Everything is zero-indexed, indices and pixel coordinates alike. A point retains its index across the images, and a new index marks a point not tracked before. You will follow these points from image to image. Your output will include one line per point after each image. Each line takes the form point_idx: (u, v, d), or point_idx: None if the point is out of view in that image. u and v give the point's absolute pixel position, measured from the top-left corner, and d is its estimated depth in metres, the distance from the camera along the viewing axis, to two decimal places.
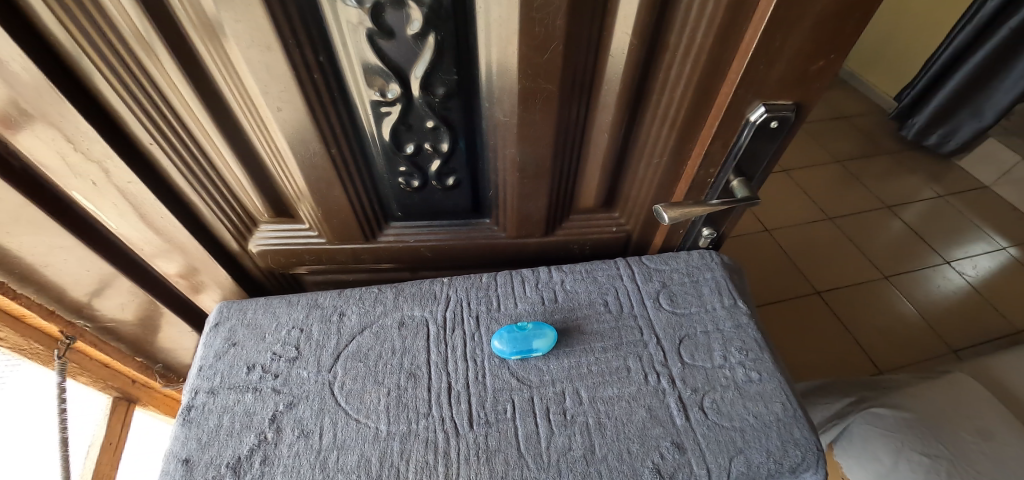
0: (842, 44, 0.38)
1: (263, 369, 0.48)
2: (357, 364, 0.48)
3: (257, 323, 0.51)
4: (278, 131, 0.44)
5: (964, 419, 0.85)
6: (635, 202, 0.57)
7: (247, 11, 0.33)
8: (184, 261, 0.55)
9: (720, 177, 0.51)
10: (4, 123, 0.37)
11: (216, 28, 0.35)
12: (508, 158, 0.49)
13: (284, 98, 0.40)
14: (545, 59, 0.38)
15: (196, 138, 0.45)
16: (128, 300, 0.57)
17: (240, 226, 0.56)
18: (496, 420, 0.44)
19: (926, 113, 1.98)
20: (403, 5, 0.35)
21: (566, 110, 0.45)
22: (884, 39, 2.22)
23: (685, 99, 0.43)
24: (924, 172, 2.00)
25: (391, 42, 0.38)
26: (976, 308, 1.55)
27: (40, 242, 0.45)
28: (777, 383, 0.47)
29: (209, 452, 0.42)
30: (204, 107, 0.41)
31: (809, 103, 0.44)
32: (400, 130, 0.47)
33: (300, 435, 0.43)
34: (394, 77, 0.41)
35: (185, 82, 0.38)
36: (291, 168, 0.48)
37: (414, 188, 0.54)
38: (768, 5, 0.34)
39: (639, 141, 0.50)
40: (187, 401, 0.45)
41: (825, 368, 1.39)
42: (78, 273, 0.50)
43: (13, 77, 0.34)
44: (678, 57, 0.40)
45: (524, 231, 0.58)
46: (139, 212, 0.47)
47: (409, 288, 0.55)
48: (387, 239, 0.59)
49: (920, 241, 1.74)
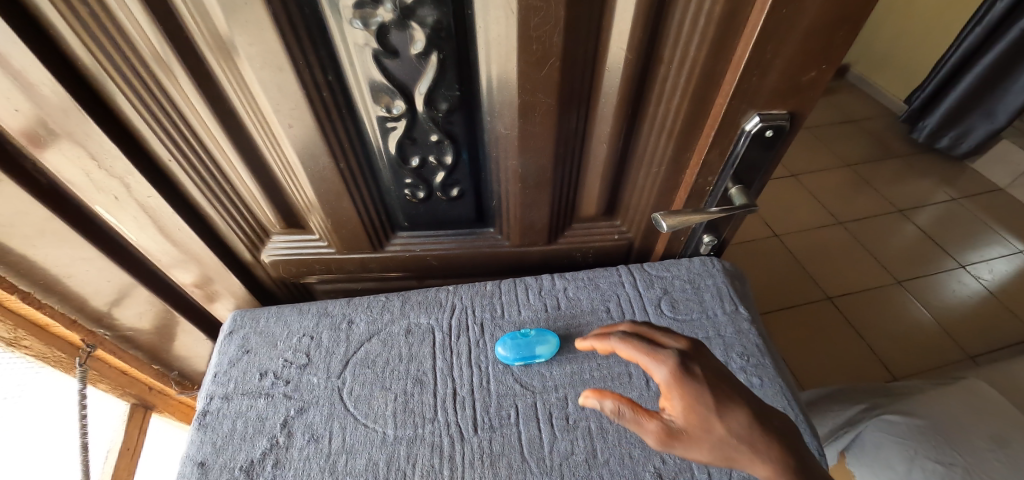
0: (832, 55, 0.39)
1: (275, 376, 0.49)
2: (365, 370, 0.50)
3: (270, 331, 0.53)
4: (288, 145, 0.45)
5: (978, 427, 0.83)
6: (636, 209, 0.58)
7: (260, 33, 0.35)
8: (199, 272, 0.57)
9: (719, 185, 0.52)
10: (33, 141, 0.39)
11: (230, 48, 0.37)
12: (510, 169, 0.50)
13: (295, 114, 0.42)
14: (544, 74, 0.40)
15: (212, 154, 0.47)
16: (146, 309, 0.60)
17: (253, 236, 0.58)
18: (501, 424, 0.45)
19: (936, 116, 1.96)
20: (406, 26, 0.37)
21: (565, 121, 0.46)
22: (891, 41, 2.22)
23: (681, 110, 0.44)
24: (936, 176, 1.97)
25: (396, 61, 0.40)
26: (992, 313, 1.52)
27: (65, 254, 0.48)
28: (778, 388, 0.47)
29: (223, 456, 0.43)
30: (219, 125, 0.43)
31: (804, 111, 0.45)
32: (405, 144, 0.49)
33: (310, 439, 0.44)
34: (399, 94, 0.43)
35: (202, 100, 0.41)
36: (302, 181, 0.50)
37: (420, 198, 0.55)
38: (758, 20, 0.36)
39: (638, 151, 0.51)
40: (203, 406, 0.47)
41: (837, 374, 1.37)
42: (99, 283, 0.53)
43: (42, 98, 0.36)
44: (672, 71, 0.42)
45: (528, 239, 0.59)
46: (157, 224, 0.50)
47: (415, 295, 0.57)
48: (393, 248, 0.61)
49: (933, 245, 1.72)
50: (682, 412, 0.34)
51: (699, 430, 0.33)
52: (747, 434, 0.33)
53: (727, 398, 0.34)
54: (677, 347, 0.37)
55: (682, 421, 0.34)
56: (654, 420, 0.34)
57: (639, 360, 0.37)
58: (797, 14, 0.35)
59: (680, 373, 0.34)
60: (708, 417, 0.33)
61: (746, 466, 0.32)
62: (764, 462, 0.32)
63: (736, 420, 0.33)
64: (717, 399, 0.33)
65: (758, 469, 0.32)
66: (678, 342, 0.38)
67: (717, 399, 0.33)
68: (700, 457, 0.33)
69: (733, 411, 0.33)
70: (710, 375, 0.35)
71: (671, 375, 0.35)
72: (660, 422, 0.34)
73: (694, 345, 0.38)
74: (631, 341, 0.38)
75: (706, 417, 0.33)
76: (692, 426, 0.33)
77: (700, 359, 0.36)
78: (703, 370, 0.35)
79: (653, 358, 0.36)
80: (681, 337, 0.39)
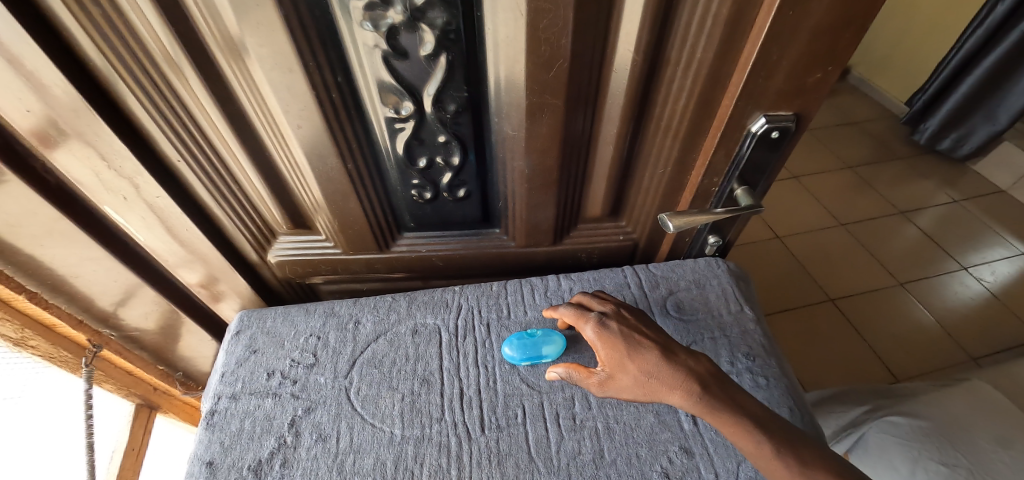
0: (838, 56, 0.39)
1: (282, 375, 0.49)
2: (372, 370, 0.50)
3: (277, 331, 0.53)
4: (296, 146, 0.46)
5: (982, 428, 0.83)
6: (641, 210, 0.58)
7: (271, 34, 0.35)
8: (205, 272, 0.57)
9: (724, 186, 0.52)
10: (43, 141, 0.40)
11: (240, 49, 0.37)
12: (516, 170, 0.50)
13: (304, 115, 0.42)
14: (551, 75, 0.40)
15: (220, 154, 0.47)
16: (152, 309, 0.60)
17: (259, 236, 0.58)
18: (508, 424, 0.45)
19: (938, 118, 1.96)
20: (416, 28, 0.38)
21: (572, 122, 0.46)
22: (893, 43, 2.22)
23: (687, 111, 0.45)
24: (938, 178, 1.97)
25: (405, 62, 0.40)
26: (995, 315, 1.52)
27: (74, 253, 0.48)
28: (784, 388, 0.47)
29: (231, 455, 0.44)
30: (229, 125, 0.44)
31: (810, 113, 0.45)
32: (413, 144, 0.49)
33: (318, 439, 0.44)
34: (407, 94, 0.43)
35: (212, 101, 0.41)
36: (309, 181, 0.50)
37: (426, 199, 0.56)
38: (764, 22, 0.36)
39: (644, 152, 0.51)
40: (211, 406, 0.47)
41: (840, 376, 1.37)
42: (106, 283, 0.53)
43: (53, 98, 0.36)
44: (679, 73, 0.42)
45: (533, 240, 0.60)
46: (164, 224, 0.50)
47: (421, 296, 0.57)
48: (399, 249, 0.61)
49: (935, 247, 1.72)
50: (607, 361, 0.43)
51: (619, 372, 0.42)
52: (655, 370, 0.41)
53: (637, 344, 0.43)
54: (604, 310, 0.47)
55: (607, 367, 0.43)
56: (593, 374, 0.44)
57: (575, 325, 0.47)
58: (803, 16, 0.35)
59: (600, 331, 0.44)
60: (622, 361, 0.42)
61: (668, 398, 0.40)
62: (677, 392, 0.39)
63: (656, 363, 0.40)
64: (629, 346, 0.43)
65: (675, 399, 0.39)
66: (606, 306, 0.48)
67: (629, 347, 0.42)
68: (629, 394, 0.42)
69: (643, 353, 0.42)
70: (625, 328, 0.44)
71: (595, 332, 0.45)
72: (595, 374, 0.44)
73: (621, 307, 0.47)
74: (567, 310, 0.48)
75: (619, 361, 0.42)
76: (612, 369, 0.43)
77: (620, 317, 0.46)
78: (618, 325, 0.45)
79: (583, 324, 0.46)
80: (611, 302, 0.48)
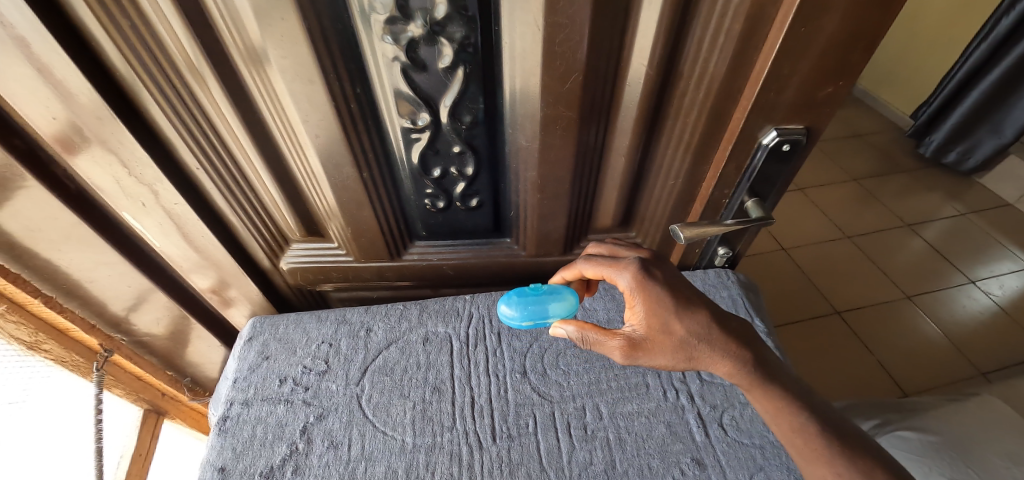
0: (849, 72, 0.40)
1: (294, 382, 0.50)
2: (383, 377, 0.50)
3: (289, 338, 0.54)
4: (313, 155, 0.47)
5: (993, 444, 0.82)
6: (651, 221, 0.59)
7: (293, 44, 0.36)
8: (217, 277, 0.58)
9: (735, 198, 0.52)
10: (65, 147, 0.40)
11: (261, 58, 0.38)
12: (529, 180, 0.51)
13: (322, 126, 0.43)
14: (566, 88, 0.41)
15: (238, 162, 0.48)
16: (162, 314, 0.61)
17: (272, 243, 0.59)
18: (519, 434, 0.45)
19: (943, 131, 1.97)
20: (435, 41, 0.39)
21: (585, 134, 0.47)
22: (897, 57, 2.24)
23: (698, 124, 0.45)
24: (944, 190, 1.97)
25: (423, 74, 0.41)
26: (1003, 329, 1.50)
27: (89, 258, 0.49)
28: None
29: (243, 461, 0.44)
30: (248, 134, 0.45)
31: (820, 127, 0.46)
32: (428, 155, 0.50)
33: (329, 446, 0.45)
34: (424, 105, 0.44)
35: (232, 109, 0.42)
36: (324, 188, 0.51)
37: (439, 208, 0.56)
38: (776, 39, 0.37)
39: (655, 164, 0.52)
40: (223, 412, 0.48)
41: (847, 389, 1.36)
42: (120, 288, 0.54)
43: (77, 104, 0.37)
44: (691, 86, 0.43)
45: (544, 249, 0.60)
46: (180, 231, 0.51)
47: (433, 304, 0.57)
48: (411, 257, 0.62)
49: (942, 260, 1.71)
50: (644, 316, 0.41)
51: (655, 331, 0.40)
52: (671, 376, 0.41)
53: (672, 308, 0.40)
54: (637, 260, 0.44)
55: (641, 324, 0.41)
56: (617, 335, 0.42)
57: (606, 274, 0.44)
58: (814, 33, 0.36)
59: (639, 280, 0.41)
60: (662, 316, 0.40)
61: None
62: None
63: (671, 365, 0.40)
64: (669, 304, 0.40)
65: None
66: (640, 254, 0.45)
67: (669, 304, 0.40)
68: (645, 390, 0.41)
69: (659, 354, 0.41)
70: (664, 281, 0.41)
71: (632, 282, 0.41)
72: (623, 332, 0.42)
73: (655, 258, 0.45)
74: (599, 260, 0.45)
75: (659, 316, 0.40)
76: (648, 324, 0.40)
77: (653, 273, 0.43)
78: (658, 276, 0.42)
79: (618, 271, 0.43)
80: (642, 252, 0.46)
